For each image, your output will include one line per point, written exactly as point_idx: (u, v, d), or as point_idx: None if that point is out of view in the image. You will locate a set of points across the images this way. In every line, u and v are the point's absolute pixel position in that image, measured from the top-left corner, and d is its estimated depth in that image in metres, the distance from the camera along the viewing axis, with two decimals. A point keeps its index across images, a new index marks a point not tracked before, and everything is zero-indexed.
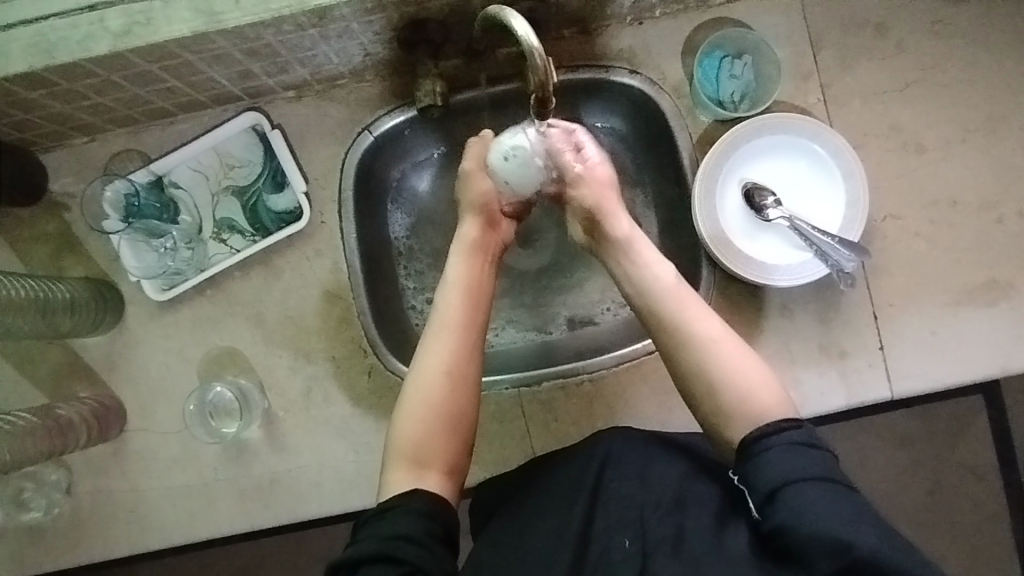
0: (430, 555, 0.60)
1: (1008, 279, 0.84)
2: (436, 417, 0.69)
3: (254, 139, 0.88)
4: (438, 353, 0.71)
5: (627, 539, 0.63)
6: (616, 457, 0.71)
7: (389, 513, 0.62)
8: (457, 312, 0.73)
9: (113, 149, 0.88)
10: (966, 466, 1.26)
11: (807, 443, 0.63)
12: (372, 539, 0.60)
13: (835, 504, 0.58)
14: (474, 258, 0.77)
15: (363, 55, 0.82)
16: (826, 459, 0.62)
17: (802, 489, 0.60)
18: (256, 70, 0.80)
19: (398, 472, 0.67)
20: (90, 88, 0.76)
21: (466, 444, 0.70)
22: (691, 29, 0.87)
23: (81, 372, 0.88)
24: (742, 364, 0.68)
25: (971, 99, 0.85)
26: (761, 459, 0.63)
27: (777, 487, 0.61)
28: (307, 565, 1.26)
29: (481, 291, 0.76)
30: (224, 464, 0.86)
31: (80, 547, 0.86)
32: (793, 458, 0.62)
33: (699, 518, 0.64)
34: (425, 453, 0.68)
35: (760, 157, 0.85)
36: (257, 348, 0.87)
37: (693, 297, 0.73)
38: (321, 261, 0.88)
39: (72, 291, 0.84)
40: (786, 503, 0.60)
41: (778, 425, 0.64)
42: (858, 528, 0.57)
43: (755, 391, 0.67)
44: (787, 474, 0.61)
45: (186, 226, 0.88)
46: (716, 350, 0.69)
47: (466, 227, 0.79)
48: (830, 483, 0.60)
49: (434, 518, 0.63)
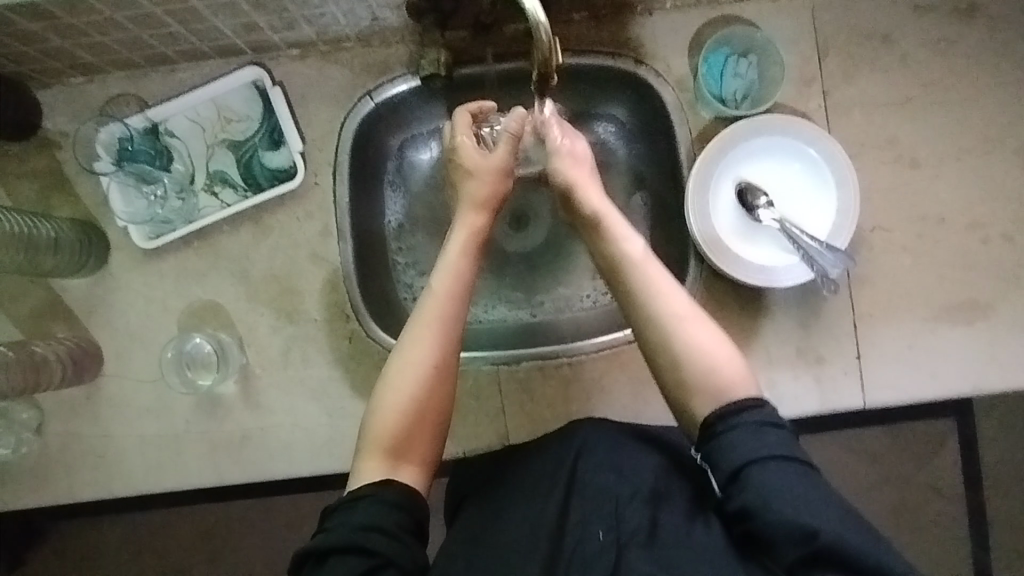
0: (401, 546, 0.60)
1: (987, 299, 0.85)
2: (413, 411, 0.67)
3: (254, 94, 0.88)
4: (416, 348, 0.69)
5: (602, 531, 0.63)
6: (591, 449, 0.71)
7: (360, 503, 0.61)
8: (446, 298, 0.71)
9: (111, 91, 0.87)
10: (933, 487, 1.27)
11: (768, 420, 0.64)
12: (343, 529, 0.60)
13: (798, 485, 0.59)
14: (468, 248, 0.74)
15: (371, 19, 0.82)
16: (786, 435, 0.63)
17: (767, 469, 0.60)
18: (261, 24, 0.80)
19: (371, 463, 0.66)
20: (92, 26, 0.75)
21: (437, 435, 0.69)
22: (700, 24, 0.87)
23: (60, 313, 0.87)
24: (712, 355, 0.68)
25: (968, 119, 0.86)
26: (724, 439, 0.63)
27: (742, 468, 0.61)
28: (275, 530, 1.26)
29: (465, 283, 0.72)
30: (197, 417, 0.86)
31: (44, 487, 0.86)
32: (755, 436, 0.62)
33: (671, 512, 0.65)
34: (400, 447, 0.66)
35: (756, 157, 0.86)
36: (239, 304, 0.87)
37: (658, 267, 0.73)
38: (311, 222, 0.87)
39: (58, 230, 0.84)
40: (750, 484, 0.60)
41: (740, 404, 0.65)
42: (821, 513, 0.58)
43: (725, 381, 0.67)
44: (750, 454, 0.61)
45: (178, 174, 0.88)
46: (688, 329, 0.69)
47: (466, 216, 0.76)
48: (793, 461, 0.61)
49: (407, 511, 0.62)
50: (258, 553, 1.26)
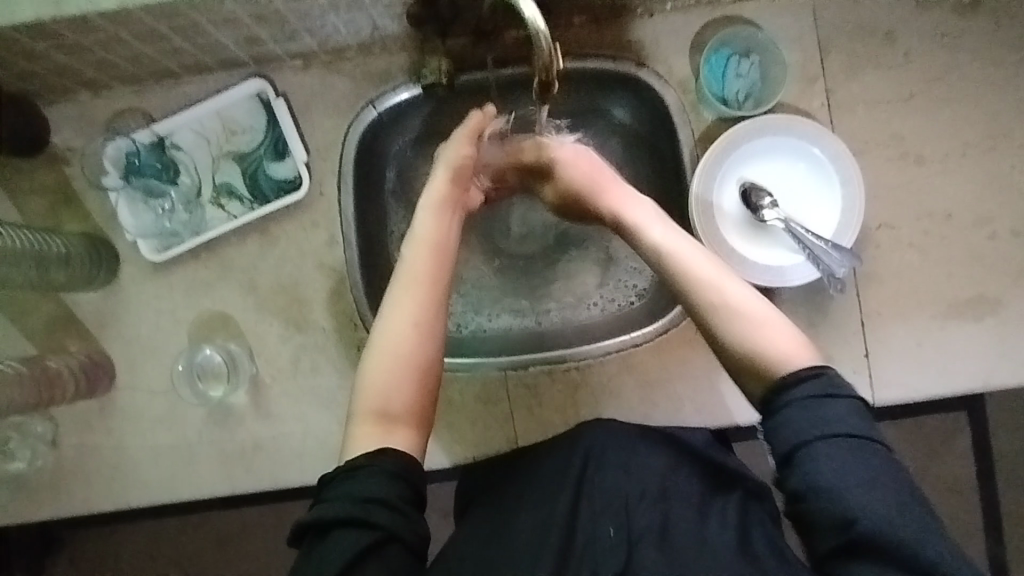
0: (402, 519, 0.57)
1: (997, 294, 0.84)
2: (402, 370, 0.64)
3: (258, 106, 0.88)
4: (404, 306, 0.67)
5: (613, 529, 0.65)
6: (600, 451, 0.72)
7: (357, 474, 0.58)
8: (427, 265, 0.70)
9: (117, 107, 0.88)
10: (945, 482, 1.27)
11: (826, 394, 0.59)
12: (343, 501, 0.57)
13: (853, 467, 0.55)
14: (442, 213, 0.75)
15: (372, 29, 0.82)
16: (848, 408, 0.58)
17: (823, 449, 0.57)
18: (263, 37, 0.81)
19: (364, 427, 0.62)
20: (97, 43, 0.76)
21: (431, 393, 0.65)
22: (700, 25, 0.87)
23: (72, 327, 0.88)
24: (766, 330, 0.64)
25: (973, 114, 0.86)
26: (777, 416, 0.60)
27: (792, 449, 0.58)
28: (288, 536, 1.27)
29: (444, 245, 0.72)
30: (209, 427, 0.87)
31: (61, 499, 0.87)
32: (809, 414, 0.58)
33: (680, 511, 0.67)
34: (392, 408, 0.63)
35: (760, 158, 0.86)
36: (248, 314, 0.88)
37: (692, 250, 0.71)
38: (318, 232, 0.88)
39: (67, 246, 0.84)
40: (800, 467, 0.57)
41: (799, 375, 0.60)
42: (871, 501, 0.54)
43: (783, 353, 0.63)
44: (802, 435, 0.58)
45: (185, 188, 0.89)
46: (726, 293, 0.67)
47: (436, 181, 0.76)
48: (851, 440, 0.57)
49: (406, 480, 0.59)
50: (273, 560, 1.27)
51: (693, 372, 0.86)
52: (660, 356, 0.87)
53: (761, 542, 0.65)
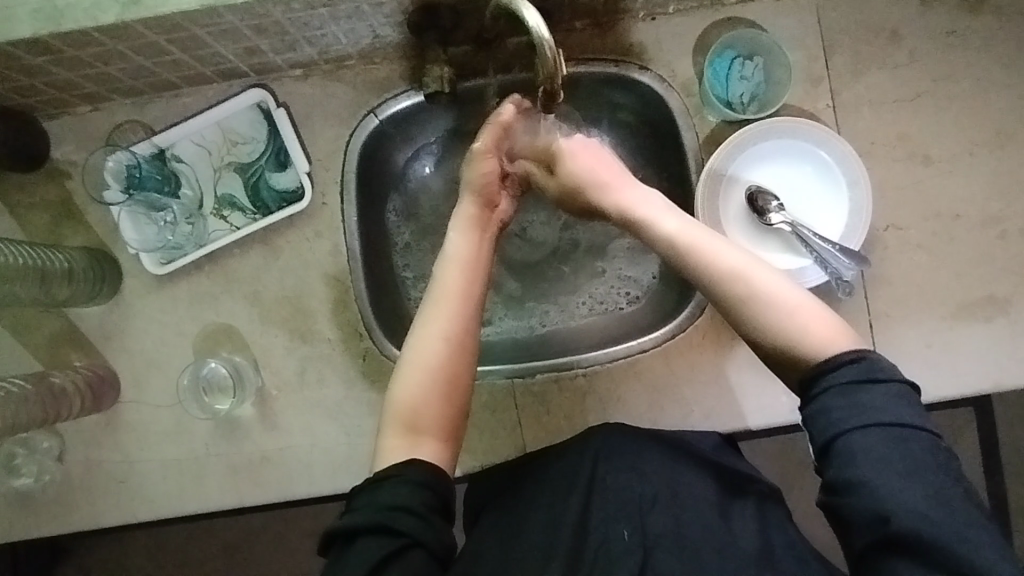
0: (428, 527, 0.56)
1: (1006, 294, 0.84)
2: (434, 384, 0.64)
3: (259, 116, 0.88)
4: (437, 321, 0.66)
5: (628, 531, 0.64)
6: (610, 451, 0.71)
7: (384, 482, 0.58)
8: (461, 282, 0.69)
9: (117, 120, 0.88)
10: None
11: (868, 379, 0.56)
12: (368, 509, 0.56)
13: (889, 458, 0.53)
14: (473, 234, 0.74)
15: (372, 37, 0.82)
16: (892, 395, 0.55)
17: (858, 440, 0.54)
18: (263, 47, 0.80)
19: (393, 440, 0.62)
20: (96, 57, 0.76)
21: (461, 408, 0.65)
22: (703, 28, 0.86)
23: (76, 341, 0.88)
24: (807, 320, 0.61)
25: (980, 113, 0.85)
26: (815, 404, 0.57)
27: (830, 439, 0.55)
28: (295, 544, 1.27)
29: (480, 266, 0.72)
30: (215, 440, 0.86)
31: (68, 514, 0.87)
32: (848, 401, 0.55)
33: (695, 516, 0.66)
34: (423, 421, 0.63)
35: (766, 161, 0.85)
36: (253, 326, 0.87)
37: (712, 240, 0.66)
38: (321, 242, 0.88)
39: (70, 260, 0.84)
40: (837, 457, 0.55)
41: (838, 362, 0.57)
42: (907, 494, 0.51)
43: (822, 340, 0.60)
44: (839, 423, 0.55)
45: (187, 200, 0.88)
46: (751, 283, 0.63)
47: (463, 205, 0.76)
48: (892, 429, 0.54)
49: (433, 490, 0.58)
50: (279, 568, 1.27)
51: (701, 376, 0.86)
52: (667, 361, 0.86)
53: (775, 548, 0.64)
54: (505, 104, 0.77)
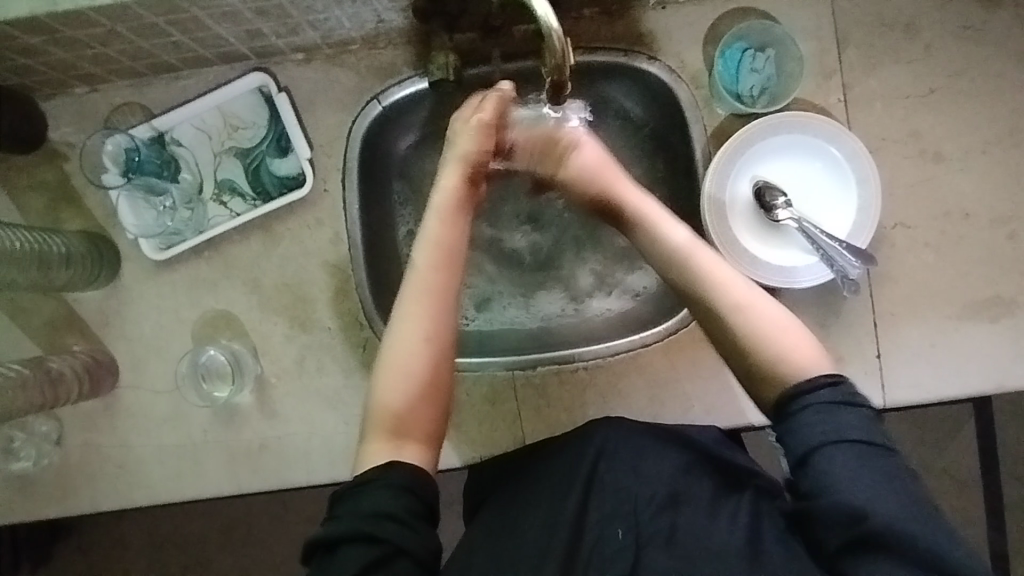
0: (410, 532, 0.56)
1: (1013, 295, 0.83)
2: (415, 386, 0.64)
3: (260, 100, 0.86)
4: (415, 314, 0.66)
5: (622, 530, 0.64)
6: (612, 448, 0.71)
7: (365, 488, 0.57)
8: (437, 273, 0.68)
9: (115, 101, 0.86)
10: (958, 481, 1.22)
11: (844, 401, 0.57)
12: (350, 517, 0.56)
13: (862, 472, 0.54)
14: (450, 216, 0.72)
15: (377, 22, 0.80)
16: (865, 418, 0.57)
17: (834, 455, 0.55)
18: (265, 30, 0.78)
19: (376, 443, 0.62)
20: (93, 38, 0.74)
21: (441, 409, 0.65)
22: (715, 17, 0.85)
23: (74, 326, 0.87)
24: (784, 343, 0.62)
25: (995, 110, 0.83)
26: (791, 420, 0.58)
27: (807, 453, 0.56)
28: (292, 528, 1.27)
29: (452, 250, 0.70)
30: (214, 427, 0.86)
31: (66, 498, 0.87)
32: (827, 418, 0.57)
33: (691, 513, 0.65)
34: (404, 421, 0.63)
35: (775, 156, 0.84)
36: (252, 313, 0.87)
37: (707, 252, 0.69)
38: (322, 230, 0.87)
39: (68, 245, 0.83)
40: (810, 471, 0.56)
41: (815, 382, 0.58)
42: (879, 504, 0.53)
43: (793, 363, 0.61)
44: (817, 438, 0.56)
45: (186, 185, 0.87)
46: (732, 295, 0.65)
47: (444, 181, 0.74)
48: (865, 446, 0.55)
49: (415, 493, 0.58)
50: (277, 552, 1.28)
51: (702, 372, 0.85)
52: (668, 357, 0.86)
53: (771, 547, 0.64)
54: (504, 85, 0.75)
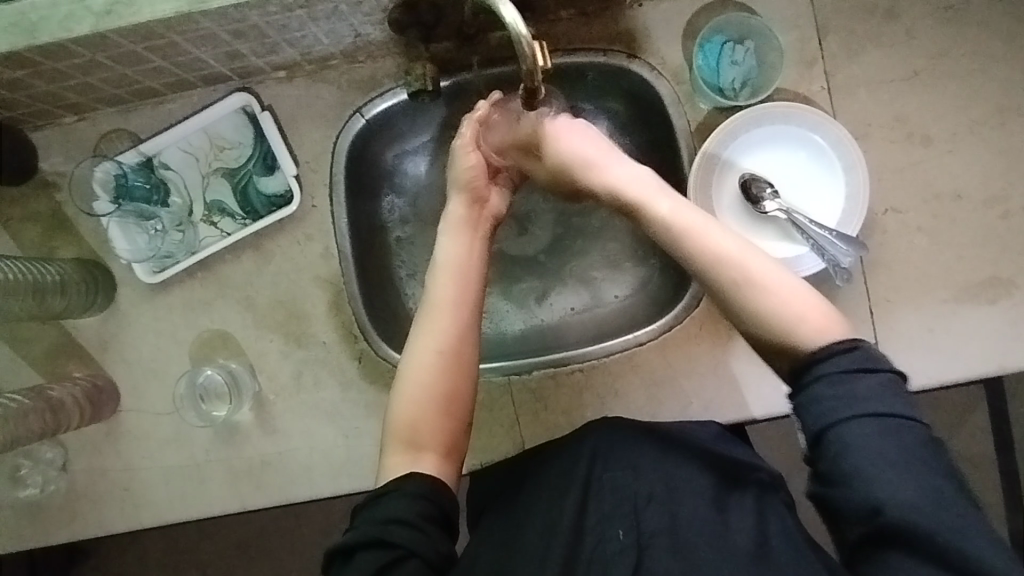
0: (424, 538, 0.56)
1: (1010, 275, 0.82)
2: (431, 398, 0.64)
3: (244, 120, 0.87)
4: (431, 332, 0.66)
5: (623, 531, 0.63)
6: (608, 449, 0.71)
7: (381, 497, 0.58)
8: (451, 290, 0.69)
9: (102, 129, 0.87)
10: (969, 464, 1.21)
11: (863, 368, 0.55)
12: (366, 525, 0.57)
13: (881, 449, 0.52)
14: (462, 236, 0.73)
15: (354, 36, 0.80)
16: (883, 385, 0.54)
17: (851, 431, 0.53)
18: (244, 51, 0.79)
19: (394, 456, 0.62)
20: (75, 68, 0.75)
21: (458, 421, 0.65)
22: (692, 12, 0.84)
23: (74, 352, 0.88)
24: (795, 311, 0.60)
25: (981, 90, 0.82)
26: (806, 393, 0.56)
27: (822, 430, 0.54)
28: (304, 542, 1.28)
29: (470, 268, 0.71)
30: (215, 445, 0.87)
31: (74, 523, 0.88)
32: (839, 391, 0.54)
33: (691, 511, 0.65)
34: (420, 434, 0.63)
35: (759, 147, 0.83)
36: (247, 331, 0.87)
37: (704, 220, 0.66)
38: (312, 245, 0.87)
39: (62, 273, 0.84)
40: (827, 449, 0.54)
41: (830, 351, 0.56)
42: (898, 486, 0.51)
43: (809, 329, 0.59)
44: (831, 414, 0.54)
45: (176, 208, 0.88)
46: (745, 269, 0.62)
47: (451, 206, 0.75)
48: (885, 419, 0.53)
49: (429, 500, 0.58)
50: (289, 565, 1.29)
51: (698, 369, 0.85)
52: (664, 355, 0.86)
53: (772, 543, 0.64)
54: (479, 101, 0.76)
